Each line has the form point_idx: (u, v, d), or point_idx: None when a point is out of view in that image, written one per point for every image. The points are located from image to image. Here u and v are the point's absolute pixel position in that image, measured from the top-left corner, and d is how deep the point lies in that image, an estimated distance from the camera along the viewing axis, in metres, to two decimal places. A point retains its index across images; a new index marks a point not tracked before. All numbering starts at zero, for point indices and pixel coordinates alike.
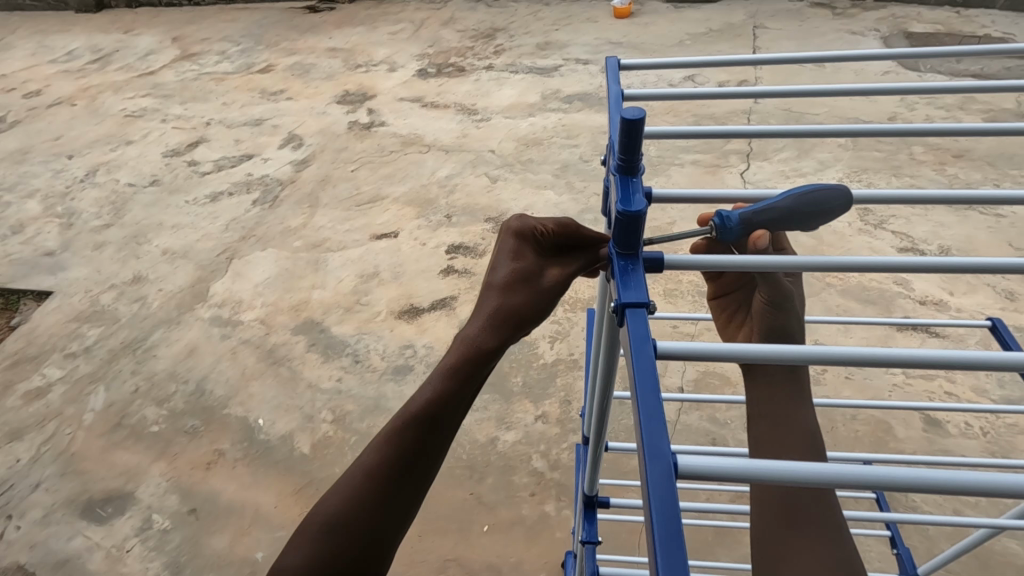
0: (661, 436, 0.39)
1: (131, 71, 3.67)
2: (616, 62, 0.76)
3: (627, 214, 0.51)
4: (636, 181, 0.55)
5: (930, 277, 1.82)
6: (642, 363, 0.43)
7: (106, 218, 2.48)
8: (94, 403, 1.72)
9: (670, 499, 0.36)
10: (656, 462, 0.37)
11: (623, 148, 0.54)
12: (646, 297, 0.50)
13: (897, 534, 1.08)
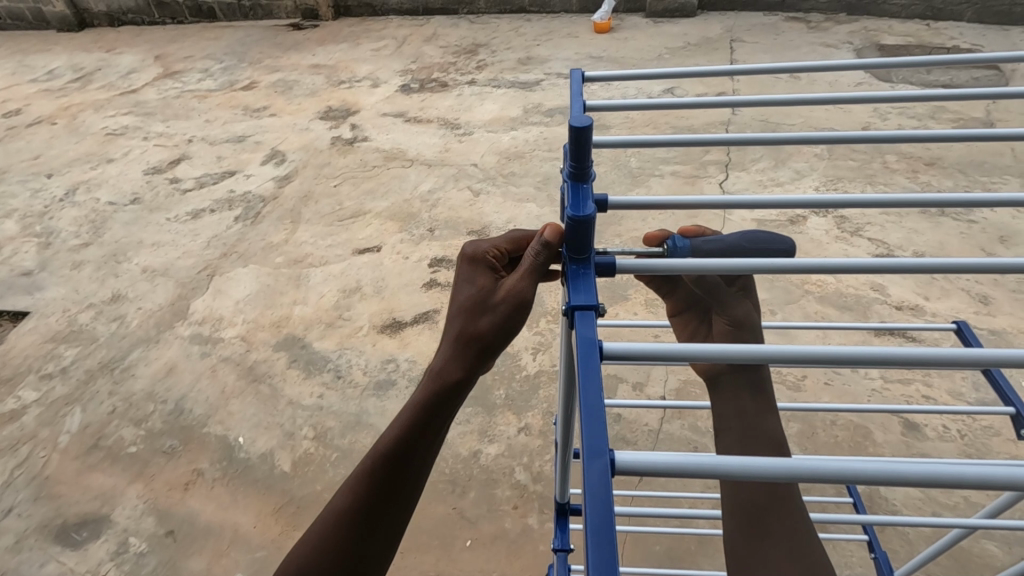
0: (600, 436, 0.41)
1: (113, 90, 3.66)
2: (580, 75, 0.77)
3: (577, 220, 0.57)
4: (586, 187, 0.61)
5: (906, 283, 1.85)
6: (586, 366, 0.47)
7: (85, 237, 2.46)
8: (70, 425, 1.69)
9: (604, 497, 0.38)
10: (591, 456, 0.40)
11: (574, 158, 0.60)
12: (595, 300, 0.54)
13: (874, 538, 1.10)
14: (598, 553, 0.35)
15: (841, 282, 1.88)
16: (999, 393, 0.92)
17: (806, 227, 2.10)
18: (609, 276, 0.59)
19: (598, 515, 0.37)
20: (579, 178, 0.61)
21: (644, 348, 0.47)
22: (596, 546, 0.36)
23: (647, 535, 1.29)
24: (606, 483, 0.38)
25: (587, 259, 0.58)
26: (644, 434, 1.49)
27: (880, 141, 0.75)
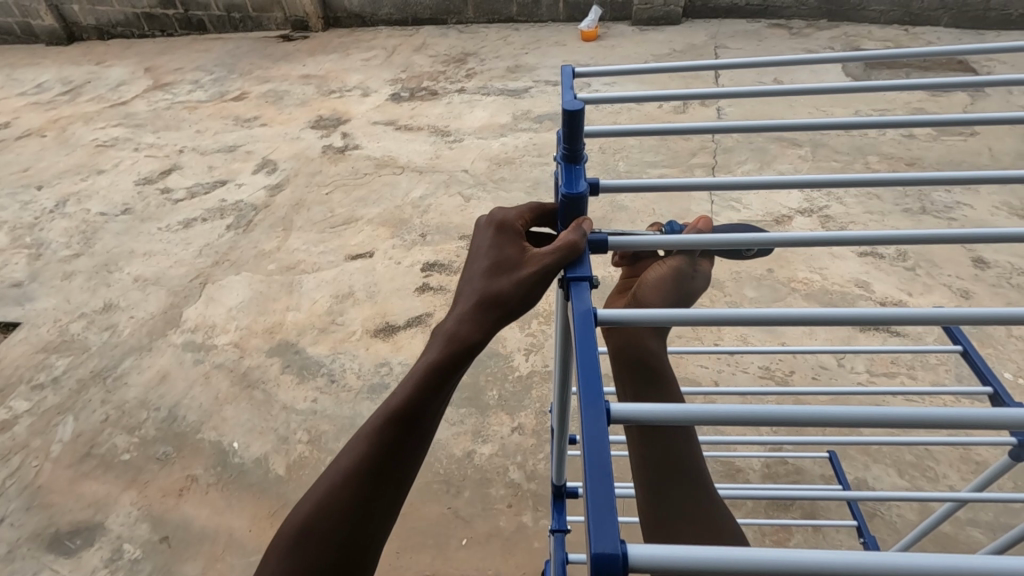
0: (595, 386, 0.44)
1: (103, 102, 3.67)
2: (571, 71, 0.80)
3: (570, 196, 0.64)
4: (578, 168, 0.67)
5: (889, 279, 1.90)
6: (583, 329, 0.50)
7: (76, 247, 2.46)
8: (62, 433, 1.68)
9: (599, 435, 0.41)
10: (589, 404, 0.43)
11: (567, 139, 0.65)
12: (589, 272, 0.58)
13: (864, 524, 1.14)
14: (597, 480, 0.38)
15: (826, 279, 1.92)
16: (976, 374, 0.95)
17: (792, 227, 2.13)
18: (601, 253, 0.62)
19: (597, 450, 0.40)
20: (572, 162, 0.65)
21: (636, 314, 0.51)
22: (597, 474, 0.38)
23: (641, 530, 1.31)
24: (605, 426, 0.41)
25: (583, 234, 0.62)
26: None
27: (861, 128, 0.77)
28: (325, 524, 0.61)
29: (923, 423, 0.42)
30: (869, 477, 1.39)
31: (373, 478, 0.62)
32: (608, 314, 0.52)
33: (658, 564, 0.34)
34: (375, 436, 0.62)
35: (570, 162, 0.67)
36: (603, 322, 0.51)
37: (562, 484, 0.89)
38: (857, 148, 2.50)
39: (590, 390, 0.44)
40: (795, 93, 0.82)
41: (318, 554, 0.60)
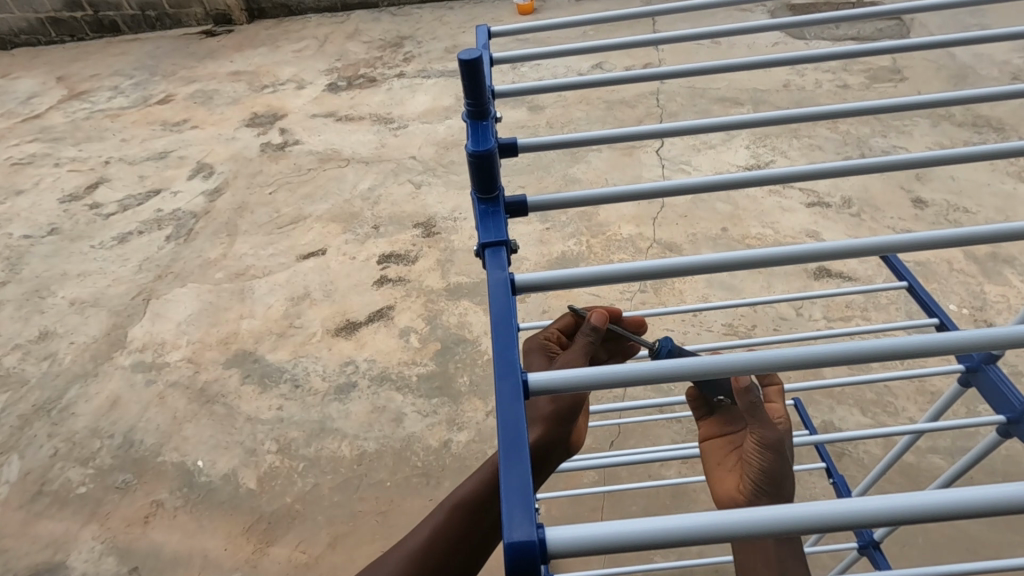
0: (513, 361, 0.43)
1: (14, 118, 3.40)
2: (486, 30, 0.76)
3: (478, 155, 0.57)
4: (488, 123, 0.60)
5: (836, 227, 1.95)
6: (500, 298, 0.48)
7: (1, 275, 2.28)
8: (8, 474, 1.57)
9: (516, 412, 0.40)
10: (506, 379, 0.42)
11: (470, 92, 0.58)
12: (505, 235, 0.56)
13: (832, 465, 1.13)
14: (513, 461, 0.37)
15: (778, 233, 1.96)
16: (924, 306, 0.97)
17: None
18: (521, 217, 0.61)
19: (512, 428, 0.39)
20: (479, 118, 0.59)
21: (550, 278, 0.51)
22: (511, 454, 0.38)
23: (624, 497, 1.33)
24: (519, 403, 0.41)
25: (497, 200, 0.59)
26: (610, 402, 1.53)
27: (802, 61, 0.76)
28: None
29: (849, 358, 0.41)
30: (835, 419, 1.44)
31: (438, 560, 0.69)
32: (526, 279, 0.51)
33: (580, 544, 0.33)
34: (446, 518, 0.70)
35: (478, 116, 0.61)
36: (521, 289, 0.51)
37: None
38: (796, 101, 2.56)
39: (506, 363, 0.43)
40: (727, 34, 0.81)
41: None
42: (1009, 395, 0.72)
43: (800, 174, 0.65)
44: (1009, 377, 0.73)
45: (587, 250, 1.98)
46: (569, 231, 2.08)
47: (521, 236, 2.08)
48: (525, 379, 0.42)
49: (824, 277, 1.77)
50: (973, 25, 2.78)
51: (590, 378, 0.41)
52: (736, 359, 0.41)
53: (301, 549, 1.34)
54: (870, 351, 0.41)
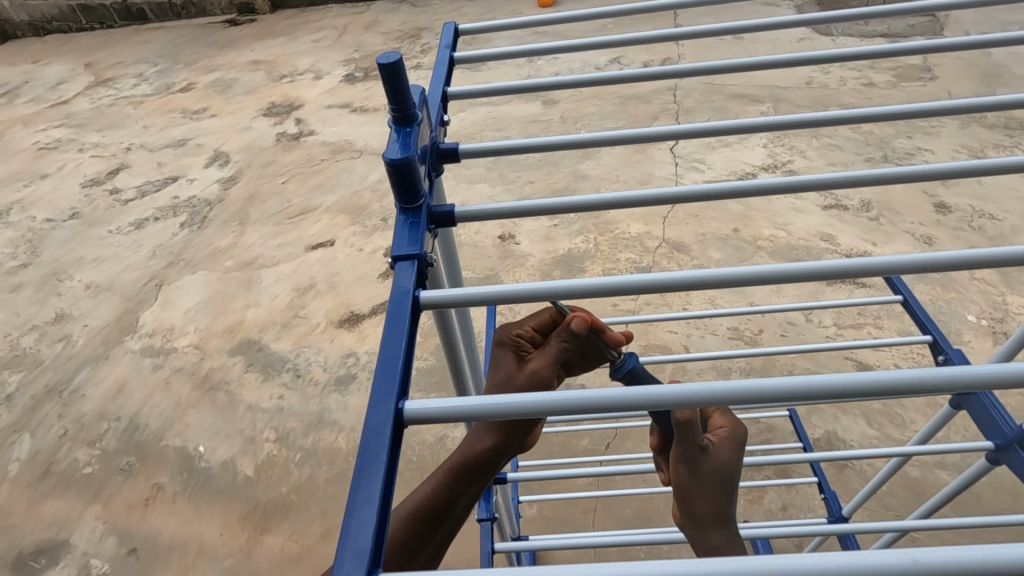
0: (390, 387, 0.40)
1: (42, 103, 3.48)
2: (455, 27, 0.74)
3: (397, 165, 0.48)
4: (414, 129, 0.51)
5: (852, 231, 1.89)
6: (398, 313, 0.45)
7: (22, 258, 2.34)
8: (19, 453, 1.62)
9: (377, 445, 0.37)
10: (378, 406, 0.39)
11: (392, 96, 0.50)
12: (420, 250, 0.49)
13: (824, 479, 1.09)
14: (363, 497, 0.35)
15: (791, 235, 1.91)
16: (919, 323, 0.92)
17: None
18: (448, 227, 0.54)
19: (372, 461, 0.37)
20: (404, 122, 0.51)
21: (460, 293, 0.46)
22: (363, 489, 0.35)
23: (617, 500, 1.32)
24: (386, 435, 0.38)
25: (420, 210, 0.51)
26: None
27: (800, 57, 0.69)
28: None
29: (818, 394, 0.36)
30: (840, 429, 1.40)
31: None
32: (431, 296, 0.46)
33: None
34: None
35: (404, 121, 0.52)
36: (426, 305, 0.46)
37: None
38: (817, 99, 2.49)
39: (384, 387, 0.40)
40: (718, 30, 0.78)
41: None
42: (1000, 420, 0.68)
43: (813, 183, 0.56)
44: (1000, 402, 0.69)
45: (594, 248, 1.95)
46: (576, 228, 2.05)
47: (528, 232, 2.06)
48: (401, 406, 0.40)
49: (837, 283, 1.72)
50: (1011, 21, 2.66)
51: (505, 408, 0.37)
52: (682, 391, 0.36)
53: (294, 538, 1.35)
54: (842, 387, 0.35)
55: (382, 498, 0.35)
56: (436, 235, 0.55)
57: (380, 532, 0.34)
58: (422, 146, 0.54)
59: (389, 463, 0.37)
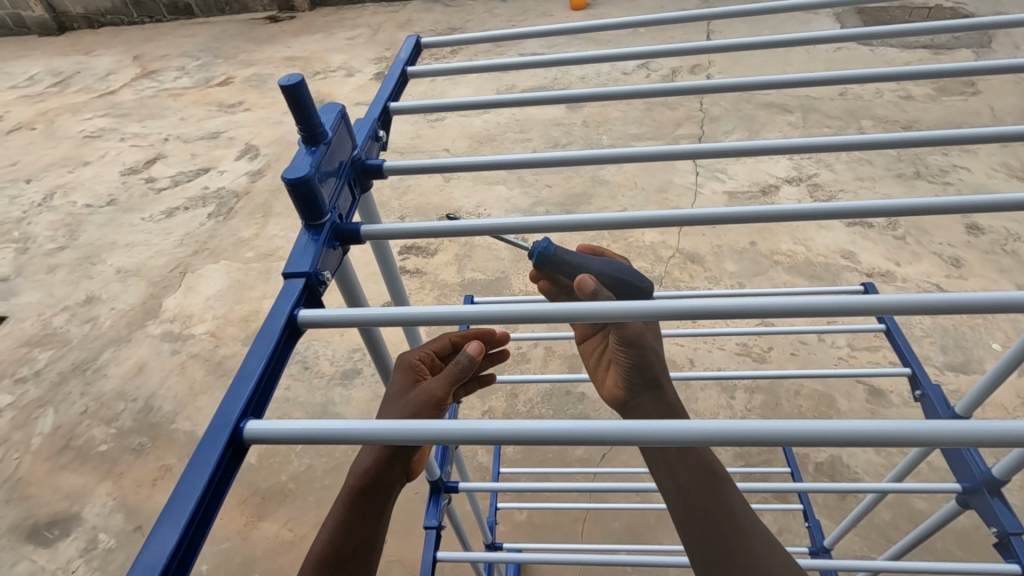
0: (238, 400, 0.41)
1: (90, 93, 3.64)
2: (414, 41, 0.86)
3: (294, 182, 0.50)
4: (320, 147, 0.54)
5: (876, 249, 1.83)
6: (268, 332, 0.46)
7: (61, 240, 2.46)
8: (42, 427, 1.70)
9: (208, 457, 0.38)
10: (220, 416, 0.40)
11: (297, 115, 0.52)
12: (311, 266, 0.50)
13: (810, 507, 1.07)
14: (175, 513, 0.36)
15: (810, 250, 1.85)
16: (897, 354, 0.93)
17: (778, 197, 2.06)
18: (355, 243, 0.55)
19: (194, 478, 0.37)
20: (311, 141, 0.53)
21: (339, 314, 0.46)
22: (177, 505, 0.36)
23: (607, 512, 1.31)
24: (216, 453, 0.38)
25: (323, 227, 0.53)
26: (608, 414, 1.52)
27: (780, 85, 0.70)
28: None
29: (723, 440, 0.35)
30: (845, 455, 1.36)
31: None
32: (308, 315, 0.47)
33: None
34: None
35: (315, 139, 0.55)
36: (302, 324, 0.47)
37: (441, 478, 0.82)
38: (851, 111, 2.41)
39: (232, 403, 0.41)
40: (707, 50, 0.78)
41: None
42: (970, 463, 0.72)
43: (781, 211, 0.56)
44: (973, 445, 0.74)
45: None
46: (591, 235, 2.03)
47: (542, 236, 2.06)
48: (242, 425, 0.40)
49: None
50: None
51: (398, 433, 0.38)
52: (582, 427, 0.36)
53: (288, 526, 1.38)
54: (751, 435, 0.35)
55: (191, 517, 0.36)
56: (346, 250, 0.57)
57: (181, 548, 0.35)
58: (333, 163, 0.57)
59: (211, 482, 0.38)
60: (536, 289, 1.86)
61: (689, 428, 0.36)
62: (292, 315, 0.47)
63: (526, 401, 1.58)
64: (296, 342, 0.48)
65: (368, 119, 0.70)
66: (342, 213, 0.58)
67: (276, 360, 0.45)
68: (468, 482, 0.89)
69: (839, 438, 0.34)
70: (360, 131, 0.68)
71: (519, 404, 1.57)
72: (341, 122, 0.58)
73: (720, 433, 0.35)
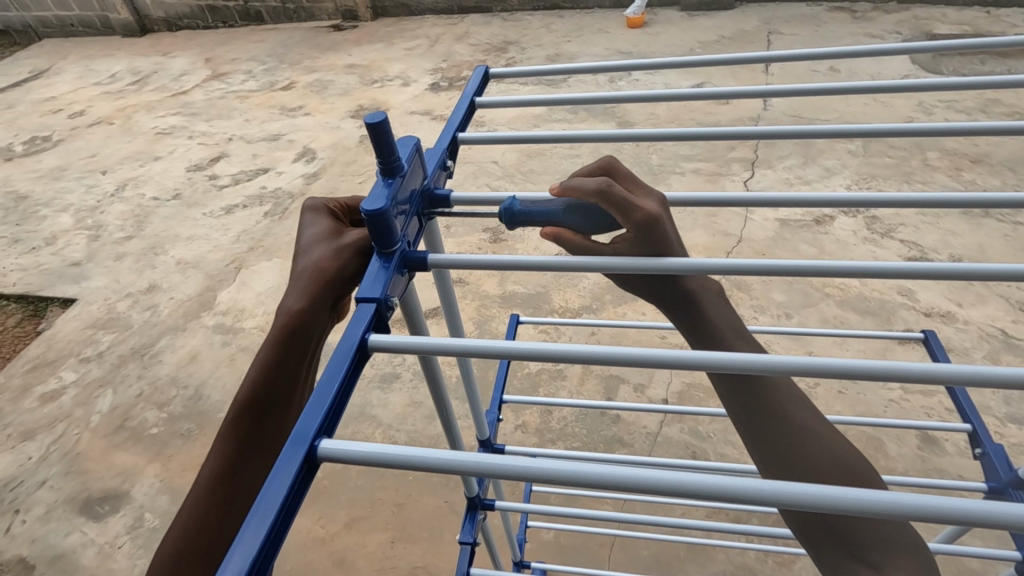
0: (312, 423, 0.43)
1: (165, 92, 3.86)
2: (483, 71, 0.89)
3: (371, 215, 0.53)
4: (396, 180, 0.57)
5: (936, 288, 1.75)
6: (341, 355, 0.48)
7: (129, 230, 2.61)
8: (101, 406, 1.81)
9: (284, 475, 0.40)
10: (298, 436, 0.43)
11: (378, 152, 0.56)
12: (381, 292, 0.53)
13: None
14: (254, 526, 0.38)
15: (865, 285, 1.79)
16: (959, 410, 0.89)
17: (833, 228, 2.00)
18: (421, 271, 0.58)
19: (274, 489, 0.40)
20: (388, 174, 0.57)
21: (410, 342, 0.49)
22: (258, 516, 0.38)
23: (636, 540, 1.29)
24: (294, 467, 0.41)
25: (394, 254, 0.56)
26: (642, 438, 1.50)
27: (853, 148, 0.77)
28: (200, 536, 0.64)
29: (770, 501, 0.36)
30: None
31: (240, 473, 0.67)
32: (380, 340, 0.49)
33: None
34: (232, 426, 0.68)
35: (391, 171, 0.58)
36: (372, 348, 0.49)
37: (478, 495, 0.83)
38: (915, 142, 2.31)
39: (308, 422, 0.43)
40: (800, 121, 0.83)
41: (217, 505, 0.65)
42: None
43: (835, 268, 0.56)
44: None
45: None
46: None
47: None
48: (316, 444, 0.43)
49: (909, 343, 1.60)
50: None
51: (457, 465, 0.40)
52: (634, 474, 0.38)
53: (319, 523, 1.42)
54: (796, 496, 0.36)
55: (270, 530, 0.38)
56: (412, 276, 0.60)
57: (261, 557, 0.37)
58: (405, 193, 0.60)
59: (290, 493, 0.40)
60: (576, 305, 1.86)
61: (751, 486, 0.36)
62: (363, 339, 0.50)
63: (560, 418, 1.57)
64: (365, 365, 0.50)
65: (438, 148, 0.73)
66: (410, 240, 0.61)
67: (347, 381, 0.48)
68: (505, 501, 0.89)
69: (910, 514, 0.34)
70: (431, 159, 0.71)
71: (553, 421, 1.57)
72: (415, 155, 0.61)
73: (786, 498, 0.36)
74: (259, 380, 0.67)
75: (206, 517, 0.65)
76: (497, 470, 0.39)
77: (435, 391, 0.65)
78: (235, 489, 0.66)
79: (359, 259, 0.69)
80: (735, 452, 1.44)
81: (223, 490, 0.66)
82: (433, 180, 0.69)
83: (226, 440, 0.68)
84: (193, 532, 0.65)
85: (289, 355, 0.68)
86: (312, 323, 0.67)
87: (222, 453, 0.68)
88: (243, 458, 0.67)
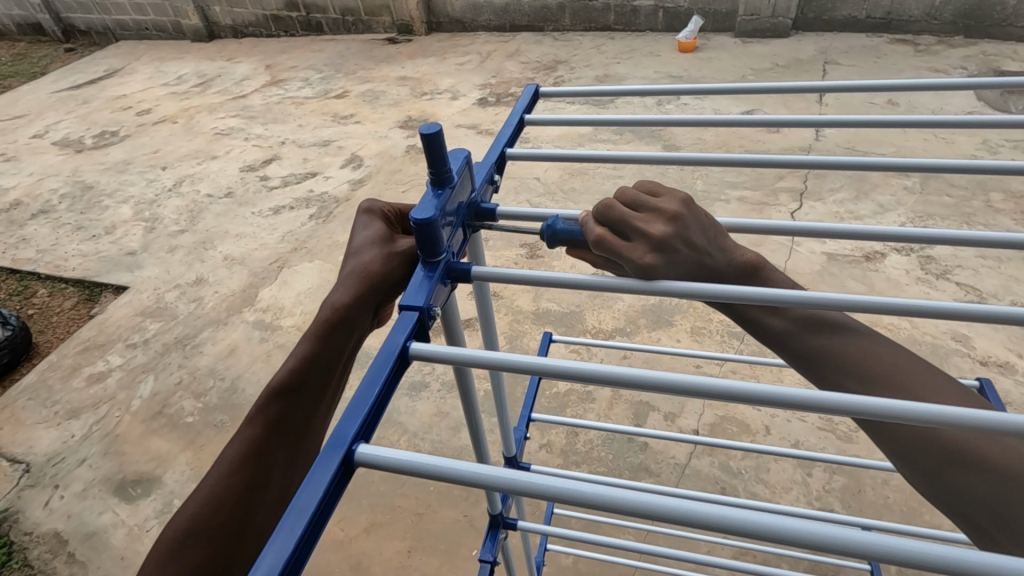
0: (351, 424, 0.44)
1: (226, 95, 4.03)
2: (534, 90, 0.89)
3: (421, 225, 0.54)
4: (446, 192, 0.58)
5: (995, 337, 1.65)
6: (383, 360, 0.49)
7: (182, 224, 2.72)
8: (142, 391, 1.88)
9: (323, 475, 0.41)
10: (337, 437, 0.43)
11: (431, 164, 0.57)
12: (424, 301, 0.54)
13: None
14: (289, 527, 0.38)
15: (916, 328, 1.70)
16: None
17: (883, 265, 1.93)
18: (465, 283, 0.58)
19: (312, 489, 0.40)
20: (439, 185, 0.58)
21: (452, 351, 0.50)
22: (295, 513, 0.39)
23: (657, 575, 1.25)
24: (331, 469, 0.41)
25: (439, 264, 0.57)
26: (669, 468, 1.46)
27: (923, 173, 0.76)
28: (212, 519, 0.64)
29: (804, 542, 0.36)
30: None
31: (265, 459, 0.68)
32: (420, 349, 0.50)
33: None
34: (263, 411, 0.69)
35: (440, 182, 0.59)
36: (413, 356, 0.50)
37: (501, 513, 0.82)
38: (978, 182, 2.20)
39: (347, 425, 0.44)
40: (856, 163, 0.80)
41: (238, 487, 0.66)
42: None
43: (892, 307, 0.55)
44: None
45: (687, 303, 1.87)
46: None
47: None
48: (354, 448, 0.43)
49: None
50: None
51: (493, 479, 0.40)
52: (661, 501, 0.37)
53: (340, 526, 1.43)
54: (838, 541, 0.35)
55: (305, 529, 0.38)
56: (455, 287, 0.60)
57: (293, 561, 0.37)
58: (453, 205, 0.60)
59: (326, 494, 0.40)
60: (610, 327, 1.83)
61: (781, 525, 0.36)
62: (405, 347, 0.50)
63: (587, 440, 1.55)
64: (404, 372, 0.50)
65: (487, 162, 0.74)
66: (455, 251, 0.62)
67: (387, 388, 0.48)
68: (526, 522, 0.88)
69: (964, 567, 0.33)
70: (478, 172, 0.72)
71: (579, 444, 1.54)
72: (465, 168, 0.62)
73: (826, 538, 0.35)
74: (296, 370, 0.69)
75: (223, 498, 0.65)
76: (526, 488, 0.39)
77: (467, 401, 0.65)
78: (258, 474, 0.67)
79: (408, 269, 0.71)
80: (767, 492, 1.39)
81: (248, 474, 0.67)
82: (480, 193, 0.70)
83: (254, 424, 0.69)
84: (212, 509, 0.65)
85: (329, 353, 0.70)
86: (355, 322, 0.69)
87: (250, 436, 0.69)
88: (269, 444, 0.69)
